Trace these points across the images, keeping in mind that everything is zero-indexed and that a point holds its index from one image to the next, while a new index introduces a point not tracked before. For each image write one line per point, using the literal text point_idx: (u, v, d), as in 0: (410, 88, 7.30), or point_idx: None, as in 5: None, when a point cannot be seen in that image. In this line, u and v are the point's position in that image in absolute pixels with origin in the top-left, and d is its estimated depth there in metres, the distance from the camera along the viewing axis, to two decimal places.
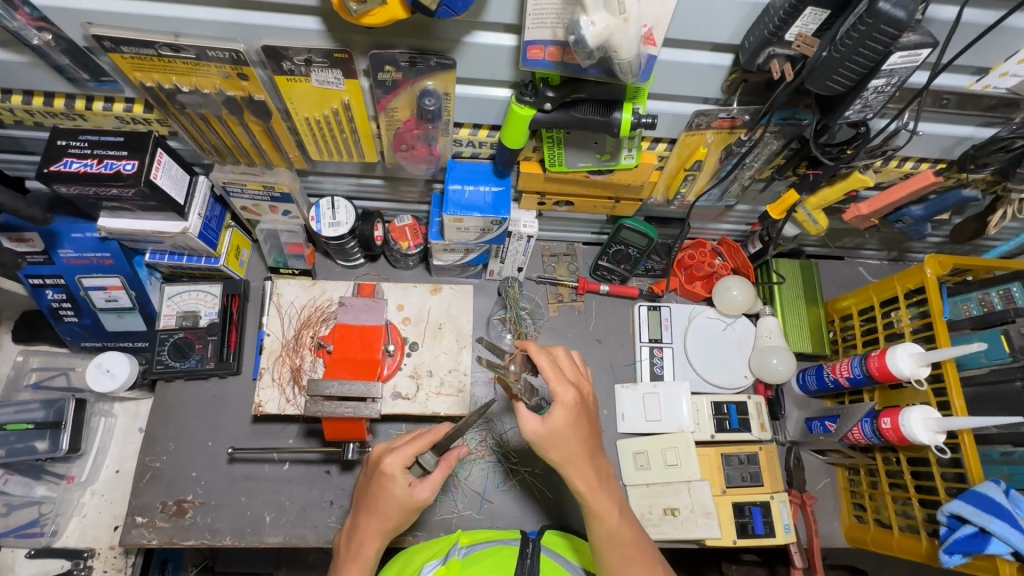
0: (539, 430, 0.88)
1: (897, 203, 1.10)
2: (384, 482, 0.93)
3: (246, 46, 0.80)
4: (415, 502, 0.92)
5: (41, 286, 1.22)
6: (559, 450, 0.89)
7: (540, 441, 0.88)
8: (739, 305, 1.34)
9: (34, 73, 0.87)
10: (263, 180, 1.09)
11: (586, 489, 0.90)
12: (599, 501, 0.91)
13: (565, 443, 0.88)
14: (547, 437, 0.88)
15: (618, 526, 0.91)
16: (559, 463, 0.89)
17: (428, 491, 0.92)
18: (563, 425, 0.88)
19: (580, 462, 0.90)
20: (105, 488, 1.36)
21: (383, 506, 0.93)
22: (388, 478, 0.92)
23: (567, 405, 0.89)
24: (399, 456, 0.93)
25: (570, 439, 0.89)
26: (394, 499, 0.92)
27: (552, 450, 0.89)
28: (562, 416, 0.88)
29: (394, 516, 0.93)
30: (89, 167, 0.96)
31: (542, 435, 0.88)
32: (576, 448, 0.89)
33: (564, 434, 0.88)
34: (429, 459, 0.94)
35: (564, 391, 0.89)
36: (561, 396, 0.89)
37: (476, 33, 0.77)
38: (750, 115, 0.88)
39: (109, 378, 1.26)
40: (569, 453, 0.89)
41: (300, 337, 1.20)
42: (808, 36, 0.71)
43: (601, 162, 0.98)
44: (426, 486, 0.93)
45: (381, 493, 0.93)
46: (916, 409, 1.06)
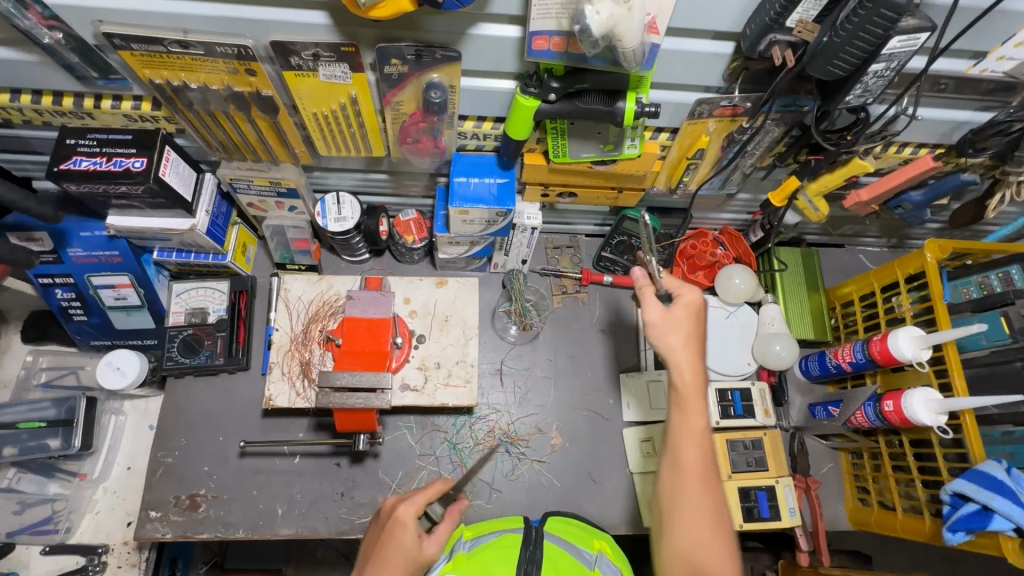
0: (662, 312, 0.93)
1: (896, 189, 1.11)
2: (395, 531, 0.90)
3: (254, 42, 0.81)
4: (423, 558, 0.89)
5: (50, 285, 1.23)
6: (676, 335, 0.93)
7: (659, 324, 0.93)
8: (741, 294, 1.37)
9: (45, 73, 0.88)
10: (270, 176, 1.11)
11: (685, 382, 0.91)
12: (692, 396, 0.91)
13: (682, 328, 0.93)
14: (666, 320, 0.93)
15: (702, 432, 0.90)
16: (674, 352, 0.92)
17: (436, 546, 0.91)
18: (684, 313, 0.94)
19: (688, 352, 0.93)
20: (117, 485, 1.37)
21: (391, 561, 0.87)
22: (401, 526, 0.89)
23: (688, 302, 0.95)
24: (413, 504, 0.92)
25: (683, 329, 0.93)
26: (405, 549, 0.87)
27: (670, 334, 0.93)
28: (685, 309, 0.94)
29: (401, 571, 0.86)
30: (98, 165, 0.97)
31: (664, 318, 0.93)
32: (694, 336, 0.93)
33: (681, 323, 0.94)
34: (435, 509, 0.99)
35: (689, 290, 0.96)
36: (686, 294, 0.96)
37: (480, 25, 0.78)
38: (751, 102, 0.89)
39: (119, 376, 1.27)
40: (686, 337, 0.93)
41: (309, 331, 1.21)
42: (809, 22, 0.72)
43: (604, 152, 0.99)
44: (435, 541, 0.91)
45: (391, 545, 0.88)
46: (918, 391, 1.07)
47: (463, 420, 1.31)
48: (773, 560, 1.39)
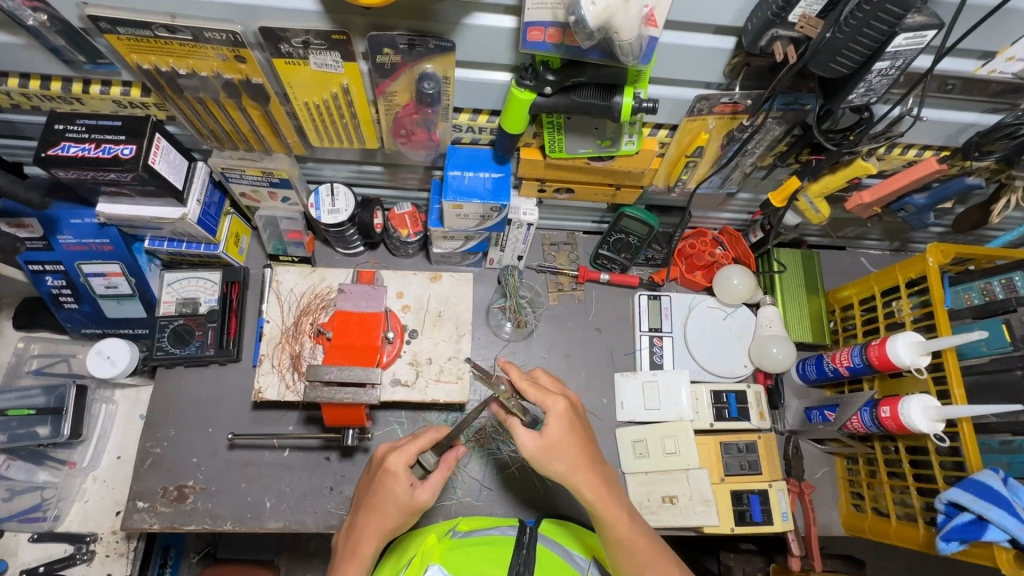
0: (538, 441, 0.88)
1: (900, 191, 1.09)
2: (386, 480, 0.92)
3: (244, 28, 0.79)
4: (415, 505, 0.92)
5: (41, 272, 1.22)
6: (560, 461, 0.88)
7: (541, 455, 0.87)
8: (740, 294, 1.35)
9: (31, 56, 0.86)
10: (262, 166, 1.09)
11: (593, 499, 0.88)
12: (605, 504, 0.89)
13: (566, 452, 0.87)
14: (547, 448, 0.87)
15: (630, 529, 0.90)
16: (562, 477, 0.88)
17: (430, 493, 0.92)
18: (562, 431, 0.88)
19: (581, 473, 0.88)
20: (106, 474, 1.37)
21: (383, 505, 0.92)
22: (390, 476, 0.92)
23: (560, 415, 0.89)
24: (403, 454, 0.93)
25: (566, 448, 0.88)
26: (395, 498, 0.91)
27: (555, 461, 0.87)
28: (559, 424, 0.88)
29: (393, 517, 0.92)
30: (87, 151, 0.96)
31: (542, 446, 0.88)
32: (578, 456, 0.88)
33: (562, 445, 0.88)
34: (429, 458, 0.94)
35: (554, 403, 0.89)
36: (552, 407, 0.89)
37: (475, 14, 0.76)
38: (753, 99, 0.87)
39: (110, 365, 1.26)
40: (572, 461, 0.88)
41: (300, 324, 1.20)
42: (812, 17, 0.69)
43: (602, 147, 0.97)
44: (427, 489, 0.93)
45: (383, 490, 0.92)
46: (916, 398, 1.05)
47: (454, 417, 1.30)
48: (765, 563, 1.36)
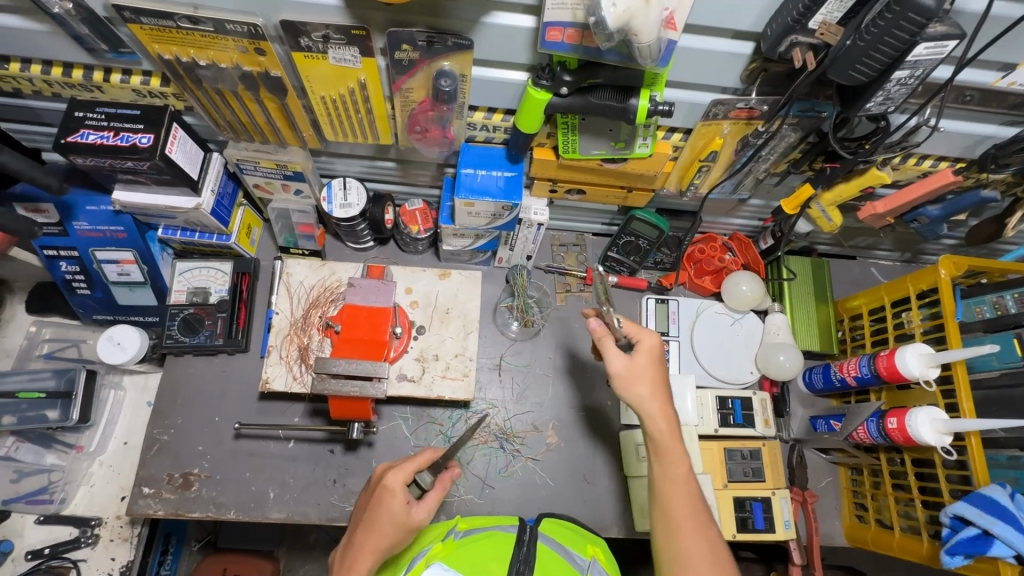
0: (627, 364, 0.95)
1: (914, 202, 1.09)
2: (383, 496, 0.91)
3: (264, 20, 0.79)
4: (412, 524, 0.90)
5: (55, 257, 1.24)
6: (637, 388, 0.95)
7: (624, 374, 0.95)
8: (748, 300, 1.35)
9: (54, 43, 0.87)
10: (277, 159, 1.10)
11: (660, 432, 0.93)
12: (670, 443, 0.93)
13: (648, 381, 0.95)
14: (631, 371, 0.95)
15: (683, 479, 0.92)
16: (639, 403, 0.94)
17: (425, 513, 0.91)
18: (647, 362, 0.96)
19: (659, 403, 0.94)
20: (113, 459, 1.39)
21: (380, 524, 0.90)
22: (387, 492, 0.90)
23: (649, 347, 0.97)
24: (401, 472, 0.93)
25: (643, 380, 0.95)
26: (392, 516, 0.89)
27: (636, 385, 0.95)
28: (646, 354, 0.96)
29: (389, 535, 0.89)
30: (105, 139, 0.97)
31: (628, 370, 0.95)
32: (655, 390, 0.95)
33: (643, 374, 0.95)
34: (426, 478, 0.93)
35: (648, 335, 0.97)
36: (642, 340, 0.97)
37: (493, 13, 0.76)
38: (769, 105, 0.87)
39: (119, 351, 1.27)
40: (653, 388, 0.95)
41: (309, 316, 1.21)
42: (832, 24, 0.69)
43: (615, 149, 0.97)
44: (424, 507, 0.91)
45: (380, 509, 0.90)
46: (924, 409, 1.05)
47: (459, 413, 1.30)
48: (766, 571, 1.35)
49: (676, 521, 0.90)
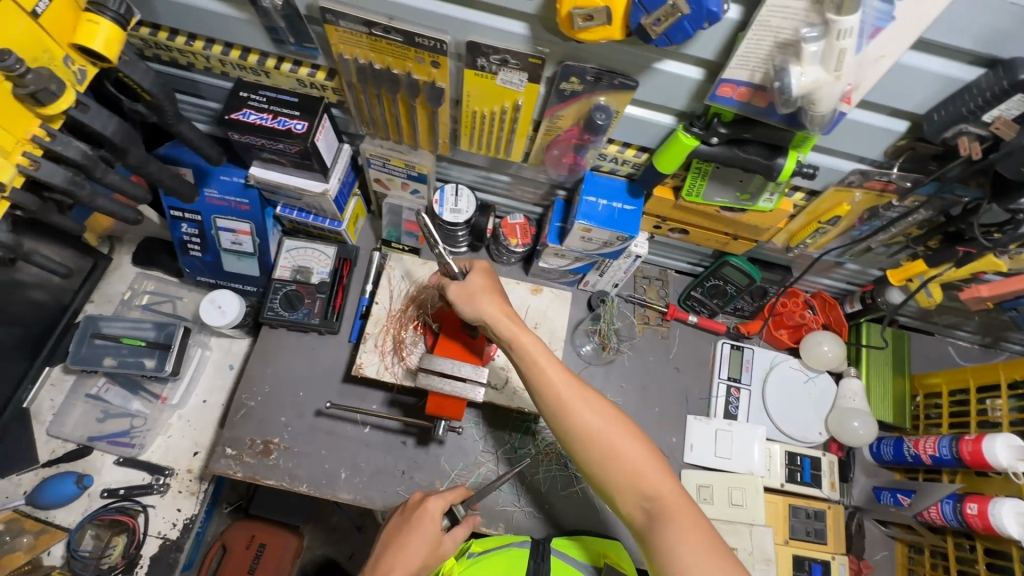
0: (460, 288, 1.00)
1: (1021, 292, 1.09)
2: (421, 519, 1.02)
3: (452, 39, 0.85)
4: (439, 551, 1.02)
5: (179, 219, 1.32)
6: (474, 304, 0.99)
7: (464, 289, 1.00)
8: (828, 361, 1.36)
9: (246, 30, 0.94)
10: (407, 159, 1.17)
11: (505, 327, 0.97)
12: (520, 329, 0.97)
13: (483, 293, 0.99)
14: (472, 290, 1.00)
15: (545, 358, 0.95)
16: (484, 317, 0.98)
17: (451, 544, 1.04)
18: (484, 282, 1.02)
19: (499, 306, 0.98)
20: (191, 415, 1.44)
21: (412, 547, 1.00)
22: (427, 515, 1.02)
23: (482, 269, 1.04)
24: (442, 500, 1.05)
25: (483, 291, 1.00)
26: (426, 541, 1.00)
27: (481, 297, 0.99)
28: (482, 275, 1.02)
29: (418, 559, 0.99)
30: (265, 121, 1.04)
31: (463, 292, 1.00)
32: (495, 299, 0.99)
33: (482, 288, 1.00)
34: (460, 510, 1.06)
35: (479, 261, 1.04)
36: (473, 265, 1.04)
37: (666, 61, 0.80)
38: (910, 182, 0.89)
39: (220, 314, 1.34)
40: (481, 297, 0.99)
41: (407, 310, 1.25)
42: (1008, 120, 0.71)
43: (739, 200, 1.01)
44: (451, 540, 1.04)
45: (415, 531, 1.01)
46: (1009, 501, 1.05)
47: (527, 426, 1.34)
48: None
49: (565, 404, 0.93)
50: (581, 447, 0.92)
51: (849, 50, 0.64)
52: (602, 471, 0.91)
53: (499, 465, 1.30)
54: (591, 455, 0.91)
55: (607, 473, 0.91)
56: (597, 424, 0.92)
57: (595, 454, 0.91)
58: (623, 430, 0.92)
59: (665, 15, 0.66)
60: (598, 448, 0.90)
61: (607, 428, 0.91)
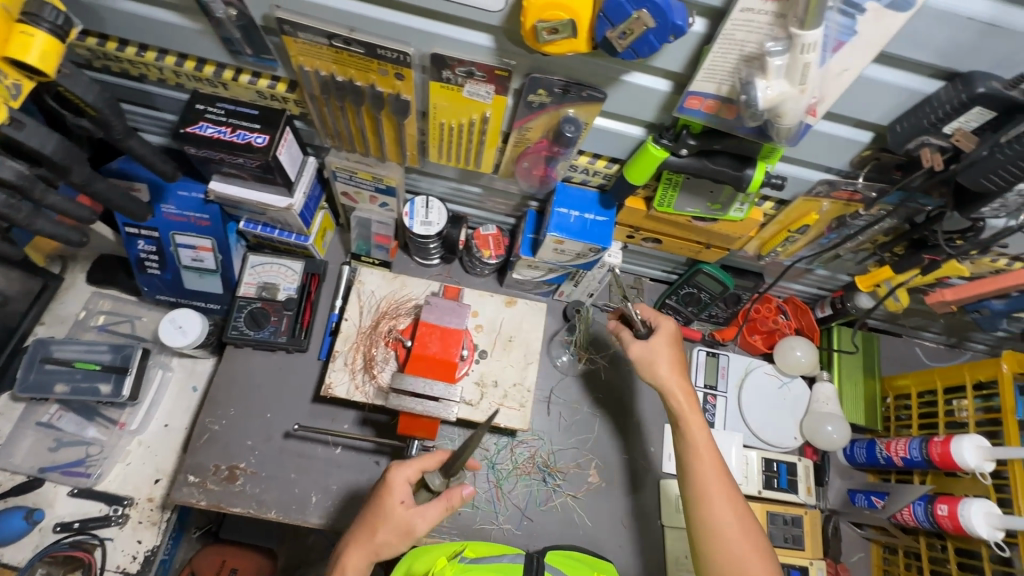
0: (642, 347, 1.09)
1: (983, 296, 1.12)
2: (384, 491, 0.96)
3: (415, 50, 0.82)
4: (408, 528, 0.93)
5: (135, 236, 1.26)
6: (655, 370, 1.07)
7: (648, 354, 1.08)
8: (801, 366, 1.37)
9: (199, 41, 0.90)
10: (374, 172, 1.14)
11: (683, 409, 1.04)
12: (692, 416, 1.03)
13: (660, 360, 1.07)
14: (651, 353, 1.08)
15: (707, 449, 1.00)
16: (662, 381, 1.06)
17: (422, 521, 0.93)
18: (665, 345, 1.08)
19: (677, 383, 1.06)
20: (151, 440, 1.38)
21: (376, 520, 0.94)
22: (388, 487, 0.95)
23: (667, 331, 1.09)
24: (410, 468, 0.96)
25: (664, 359, 1.07)
26: (387, 516, 0.94)
27: (657, 367, 1.07)
28: (665, 338, 1.09)
29: (382, 535, 0.93)
30: (222, 134, 1.00)
31: (643, 352, 1.09)
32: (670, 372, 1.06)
33: (663, 356, 1.08)
34: (435, 480, 0.93)
35: (666, 320, 1.10)
36: (661, 324, 1.10)
37: (635, 73, 0.79)
38: (874, 191, 0.90)
39: (180, 334, 1.28)
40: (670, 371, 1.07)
41: (377, 327, 1.21)
42: (968, 132, 0.72)
43: (710, 210, 1.01)
44: (422, 517, 0.93)
45: (378, 504, 0.95)
46: (977, 501, 1.06)
47: (505, 441, 1.32)
48: None
49: (705, 496, 0.97)
50: (708, 540, 0.94)
51: (813, 63, 0.64)
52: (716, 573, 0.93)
53: (476, 482, 1.27)
54: (714, 550, 0.93)
55: (720, 571, 0.92)
56: (728, 525, 0.94)
57: (718, 551, 0.93)
58: (754, 544, 0.93)
59: (630, 28, 0.65)
60: (723, 551, 0.93)
61: (739, 539, 0.93)
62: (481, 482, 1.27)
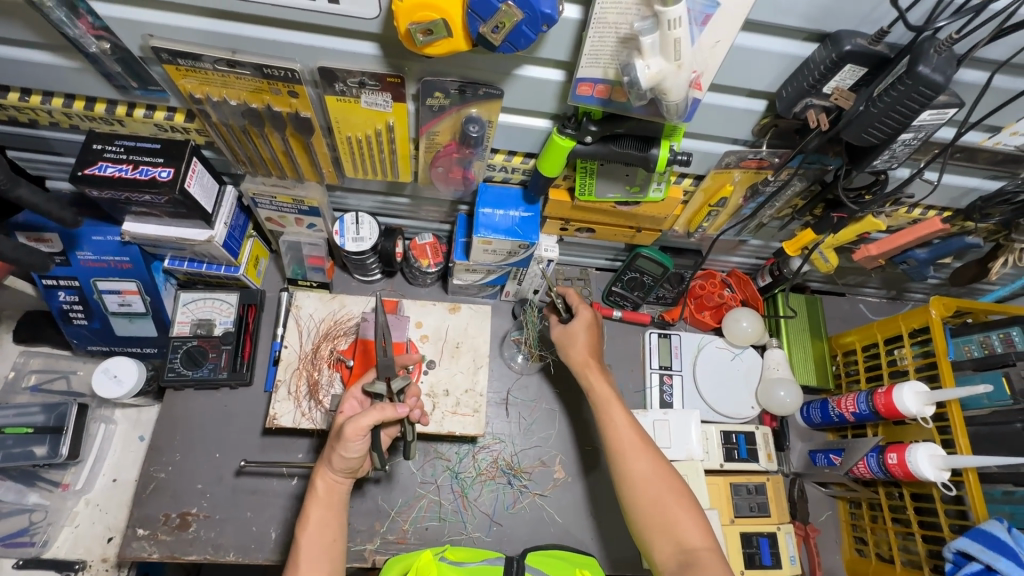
0: (562, 331, 1.19)
1: (906, 246, 1.15)
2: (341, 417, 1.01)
3: (302, 66, 0.81)
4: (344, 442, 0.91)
5: (54, 287, 1.20)
6: (574, 348, 1.17)
7: (564, 335, 1.18)
8: (749, 336, 1.39)
9: (82, 79, 0.87)
10: (294, 194, 1.11)
11: (595, 380, 1.12)
12: (600, 386, 1.11)
13: (576, 342, 1.16)
14: (569, 335, 1.17)
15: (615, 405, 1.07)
16: (576, 356, 1.16)
17: (351, 426, 0.88)
18: (583, 326, 1.16)
19: (590, 359, 1.15)
20: (100, 497, 1.32)
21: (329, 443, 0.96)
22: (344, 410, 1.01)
23: (585, 319, 1.17)
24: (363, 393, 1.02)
25: (581, 340, 1.16)
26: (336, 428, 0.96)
27: (572, 347, 1.17)
28: (580, 323, 1.17)
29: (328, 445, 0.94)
30: (124, 172, 0.96)
31: (563, 335, 1.19)
32: (585, 350, 1.15)
33: (579, 336, 1.17)
34: (379, 387, 0.95)
35: (581, 306, 1.17)
36: (580, 312, 1.17)
37: (525, 66, 0.79)
38: (779, 157, 0.91)
39: (116, 384, 1.22)
40: (583, 346, 1.16)
41: (319, 350, 1.19)
42: (845, 90, 0.74)
43: (630, 193, 1.01)
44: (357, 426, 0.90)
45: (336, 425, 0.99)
46: (922, 445, 1.09)
47: (466, 449, 1.30)
48: None
49: (623, 450, 1.02)
50: (629, 492, 0.99)
51: (684, 39, 0.65)
52: (641, 521, 0.96)
53: (441, 494, 1.25)
54: (636, 501, 0.97)
55: (645, 518, 0.96)
56: (647, 470, 0.99)
57: (639, 501, 0.97)
58: (671, 489, 0.97)
59: (502, 21, 0.64)
60: (644, 498, 0.97)
61: (656, 484, 0.97)
62: (445, 493, 1.25)
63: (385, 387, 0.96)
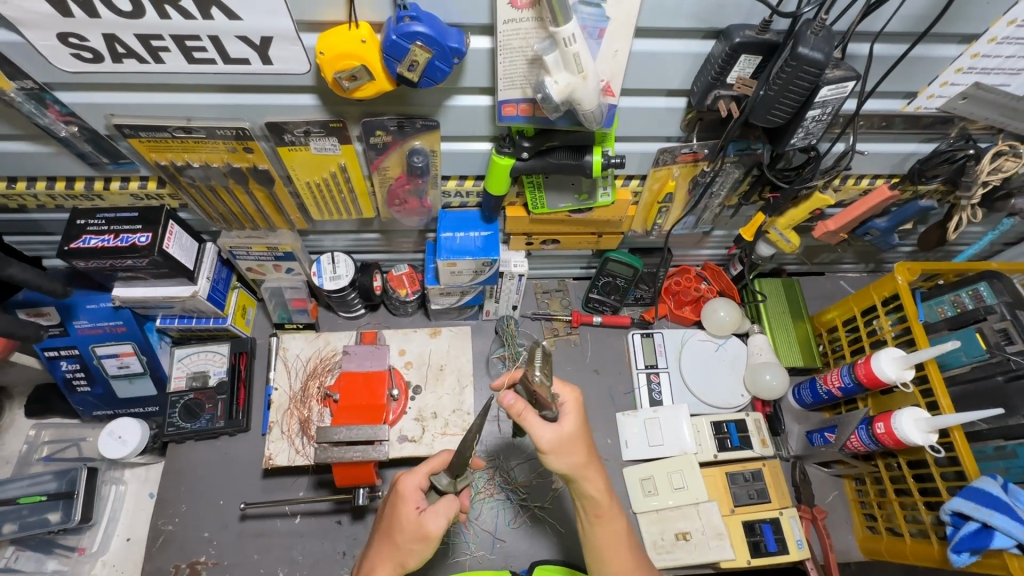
0: (556, 432, 0.86)
1: (862, 217, 1.16)
2: (398, 503, 0.90)
3: (251, 124, 0.88)
4: (426, 533, 0.88)
5: (56, 358, 1.26)
6: (567, 459, 0.87)
7: (557, 440, 0.86)
8: (727, 325, 1.40)
9: (59, 161, 0.96)
10: (268, 242, 1.17)
11: (598, 499, 0.89)
12: (607, 505, 0.90)
13: (573, 451, 0.87)
14: (566, 441, 0.87)
15: (622, 533, 0.91)
16: (570, 472, 0.87)
17: (438, 520, 0.88)
18: (577, 426, 0.88)
19: (591, 469, 0.88)
20: (116, 558, 1.35)
21: (396, 537, 0.89)
22: (400, 498, 0.90)
23: (572, 407, 0.90)
24: (417, 475, 0.93)
25: (578, 444, 0.88)
26: (406, 527, 0.88)
27: (564, 453, 0.87)
28: (574, 417, 0.88)
29: (404, 545, 0.88)
30: (107, 242, 1.03)
31: (559, 438, 0.86)
32: (581, 459, 0.87)
33: (576, 440, 0.87)
34: (442, 479, 0.91)
35: (570, 394, 0.90)
36: (568, 398, 0.90)
37: (455, 97, 0.86)
38: (709, 148, 0.97)
39: (121, 444, 1.27)
40: (580, 458, 0.88)
41: (308, 387, 1.24)
42: (747, 79, 0.79)
43: (580, 201, 1.06)
44: (438, 516, 0.89)
45: (394, 517, 0.89)
46: (906, 411, 1.09)
47: None
48: None
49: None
50: None
51: (583, 52, 0.70)
52: None
53: None
54: None
55: None
56: None
57: None
58: None
59: (414, 60, 0.71)
60: None
61: None
62: None
63: (449, 481, 0.91)
